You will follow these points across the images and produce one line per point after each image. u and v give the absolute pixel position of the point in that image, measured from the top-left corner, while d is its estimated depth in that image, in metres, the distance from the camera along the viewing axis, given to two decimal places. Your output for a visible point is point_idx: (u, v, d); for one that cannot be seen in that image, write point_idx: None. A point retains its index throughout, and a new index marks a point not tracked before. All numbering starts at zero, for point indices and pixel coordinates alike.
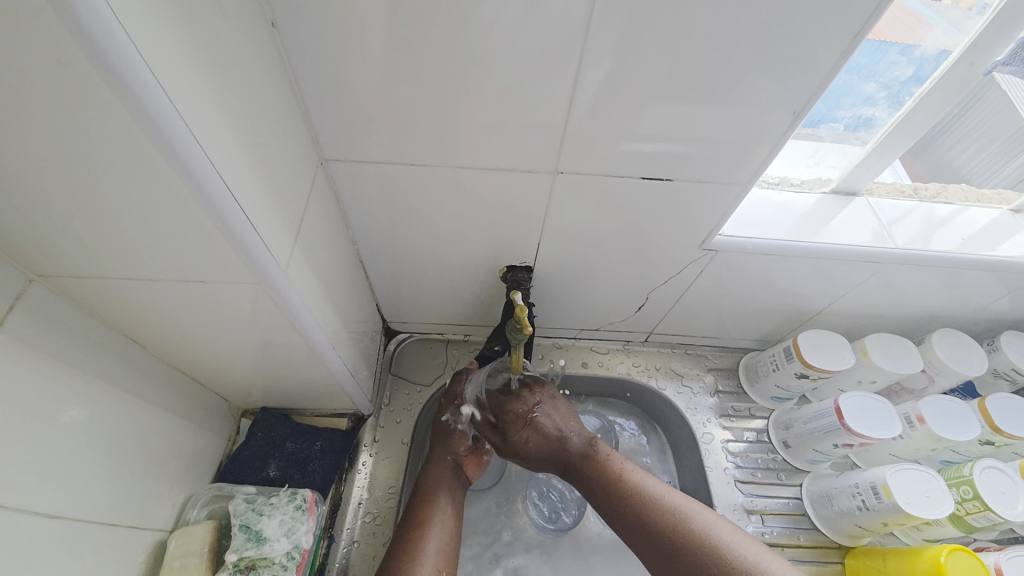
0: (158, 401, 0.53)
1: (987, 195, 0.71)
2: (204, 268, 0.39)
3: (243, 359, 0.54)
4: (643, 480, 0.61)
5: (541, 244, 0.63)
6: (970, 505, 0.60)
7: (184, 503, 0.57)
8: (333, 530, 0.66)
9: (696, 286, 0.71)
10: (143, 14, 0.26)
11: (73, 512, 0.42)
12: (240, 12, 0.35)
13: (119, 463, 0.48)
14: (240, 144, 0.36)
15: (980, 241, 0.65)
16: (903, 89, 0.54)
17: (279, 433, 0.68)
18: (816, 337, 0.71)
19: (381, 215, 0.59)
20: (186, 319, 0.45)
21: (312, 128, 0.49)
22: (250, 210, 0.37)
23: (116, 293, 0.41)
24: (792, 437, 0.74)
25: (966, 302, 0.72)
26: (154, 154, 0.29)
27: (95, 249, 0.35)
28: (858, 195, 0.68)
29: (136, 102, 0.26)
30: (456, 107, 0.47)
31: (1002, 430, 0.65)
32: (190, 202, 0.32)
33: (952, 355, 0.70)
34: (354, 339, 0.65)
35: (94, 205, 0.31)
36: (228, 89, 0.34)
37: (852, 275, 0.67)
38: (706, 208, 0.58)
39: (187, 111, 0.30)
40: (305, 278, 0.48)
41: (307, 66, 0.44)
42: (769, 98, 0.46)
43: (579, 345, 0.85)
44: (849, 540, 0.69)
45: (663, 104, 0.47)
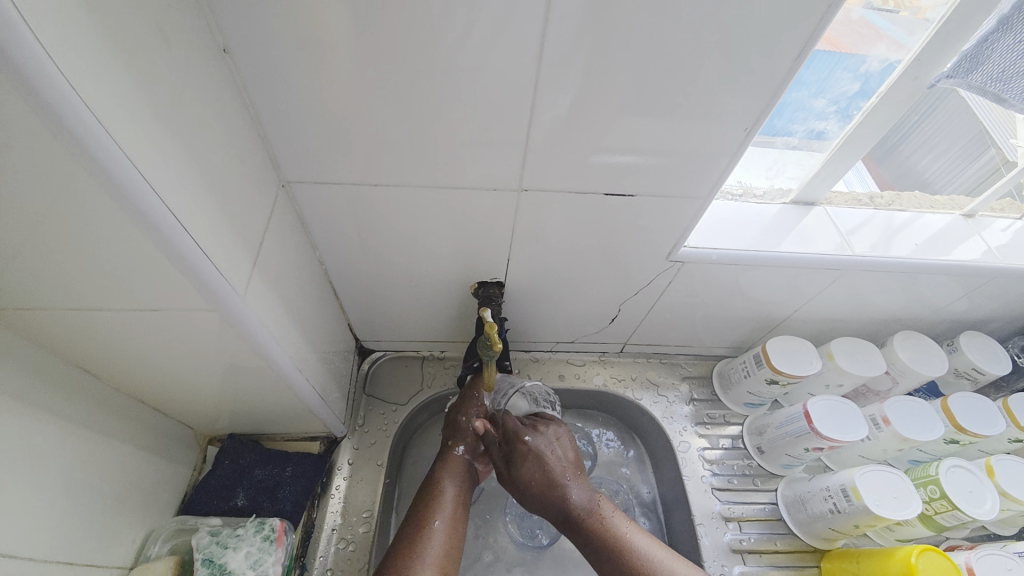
0: (117, 433, 0.51)
1: (940, 201, 0.74)
2: (158, 297, 0.38)
3: (206, 386, 0.53)
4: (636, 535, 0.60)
5: (511, 260, 0.64)
6: (938, 504, 0.62)
7: (145, 539, 0.55)
8: (306, 558, 0.64)
9: (666, 297, 0.72)
10: (79, 44, 0.26)
11: (24, 554, 0.40)
12: (189, 40, 0.35)
13: (74, 499, 0.46)
14: (192, 170, 0.35)
15: (935, 246, 0.68)
16: (851, 104, 0.56)
17: (249, 460, 0.66)
18: (784, 344, 0.72)
19: (348, 234, 0.59)
20: (142, 348, 0.44)
21: (272, 150, 0.48)
22: (203, 236, 0.36)
23: (65, 324, 0.39)
24: (765, 443, 0.75)
25: (925, 304, 0.74)
26: (93, 184, 0.28)
27: (41, 283, 0.34)
28: (817, 204, 0.70)
29: (71, 133, 0.25)
30: (417, 128, 0.47)
31: (966, 429, 0.67)
32: (137, 232, 0.31)
33: (914, 357, 0.72)
34: (324, 360, 0.64)
35: (32, 236, 0.30)
36: (177, 114, 0.34)
37: (816, 282, 0.68)
38: (670, 221, 0.59)
39: (128, 137, 0.29)
40: (267, 302, 0.47)
41: (264, 90, 0.44)
42: (723, 114, 0.48)
43: (555, 358, 0.85)
44: (824, 543, 0.70)
45: (622, 120, 0.48)
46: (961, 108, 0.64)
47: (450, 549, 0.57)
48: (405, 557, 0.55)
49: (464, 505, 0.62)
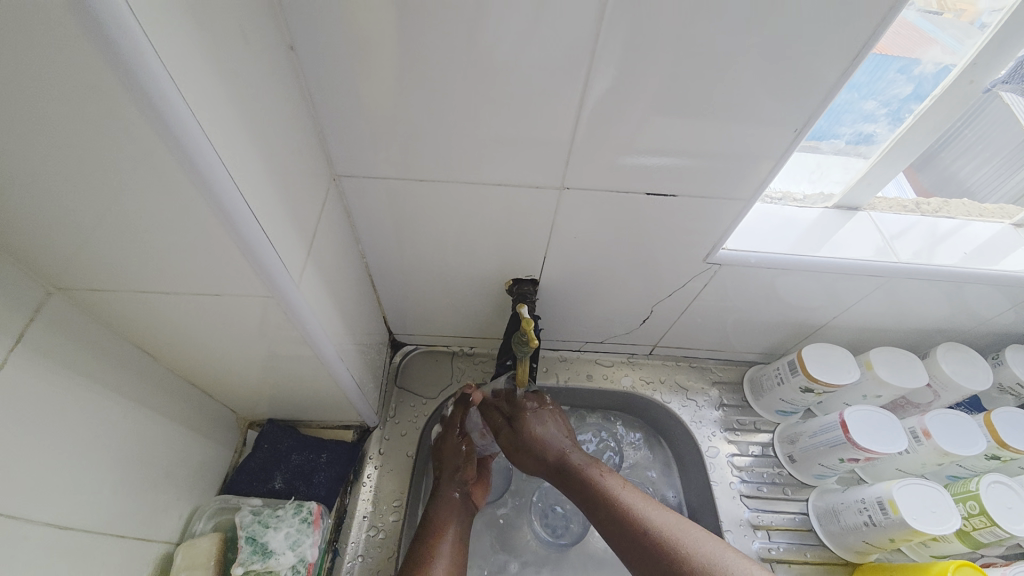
0: (169, 412, 0.53)
1: (988, 210, 0.72)
2: (219, 282, 0.39)
3: (252, 370, 0.55)
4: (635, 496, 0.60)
5: (547, 258, 0.64)
6: (976, 520, 0.60)
7: (190, 515, 0.57)
8: (338, 543, 0.65)
9: (700, 299, 0.71)
10: (172, 40, 0.27)
11: (82, 523, 0.43)
12: (260, 36, 0.37)
13: (128, 472, 0.48)
14: (260, 162, 0.37)
15: (983, 256, 0.66)
16: (903, 106, 0.55)
17: (286, 445, 0.68)
18: (821, 352, 0.71)
19: (390, 229, 0.60)
20: (198, 331, 0.46)
21: (325, 144, 0.50)
22: (267, 227, 0.38)
23: (133, 306, 0.41)
24: (798, 451, 0.74)
25: (971, 316, 0.72)
26: (178, 172, 0.30)
27: (118, 263, 0.36)
28: (860, 210, 0.69)
29: (164, 124, 0.27)
30: (465, 125, 0.48)
31: (1009, 445, 0.65)
32: (209, 218, 0.33)
33: (957, 370, 0.70)
34: (362, 351, 0.66)
35: (116, 219, 0.32)
36: (250, 109, 0.35)
37: (857, 289, 0.67)
38: (709, 223, 0.59)
39: (211, 129, 0.31)
40: (316, 292, 0.49)
41: (322, 86, 0.45)
42: (773, 116, 0.47)
43: (583, 358, 0.85)
44: (856, 556, 0.68)
45: (670, 121, 0.48)
46: (1006, 117, 0.62)
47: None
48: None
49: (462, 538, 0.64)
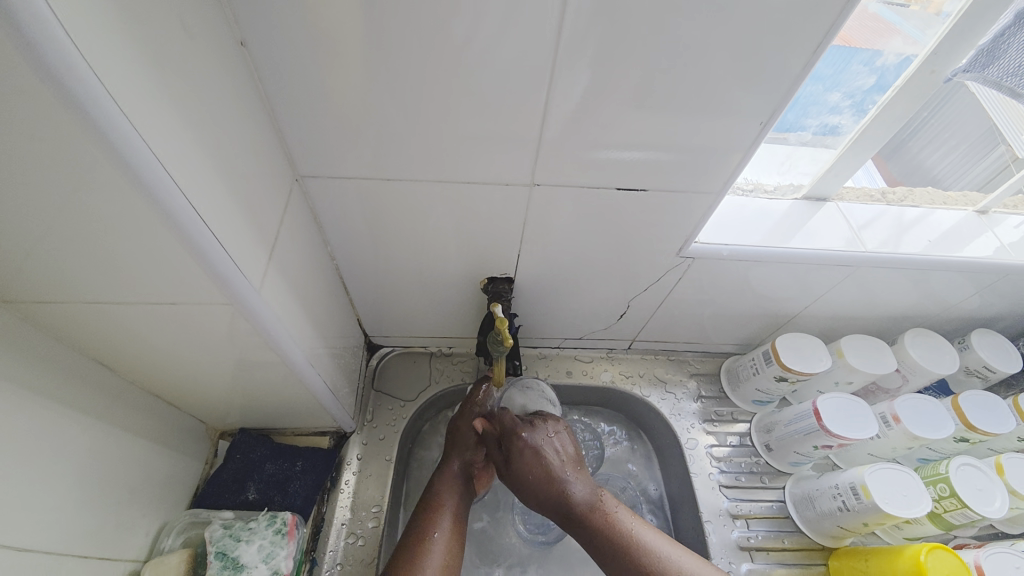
0: (131, 426, 0.51)
1: (952, 198, 0.74)
2: (173, 291, 0.38)
3: (219, 380, 0.53)
4: (646, 534, 0.60)
5: (521, 256, 0.64)
6: (947, 503, 0.62)
7: (158, 531, 0.56)
8: (316, 553, 0.64)
9: (675, 293, 0.72)
10: (102, 37, 0.26)
11: (42, 544, 0.41)
12: (207, 33, 0.35)
13: (88, 490, 0.46)
14: (210, 165, 0.36)
15: (947, 243, 0.67)
16: (867, 98, 0.55)
17: (259, 454, 0.66)
18: (794, 341, 0.72)
19: (359, 230, 0.59)
20: (156, 341, 0.44)
21: (286, 145, 0.48)
22: (221, 232, 0.37)
23: (84, 318, 0.39)
24: (774, 440, 0.75)
25: (937, 302, 0.74)
26: (118, 178, 0.28)
27: (61, 274, 0.34)
28: (828, 201, 0.70)
29: (97, 127, 0.26)
30: (430, 123, 0.47)
31: (976, 427, 0.67)
32: (154, 224, 0.31)
33: (924, 355, 0.72)
34: (335, 355, 0.65)
35: (56, 228, 0.30)
36: (197, 109, 0.34)
37: (827, 279, 0.68)
38: (681, 218, 0.59)
39: (151, 132, 0.29)
40: (281, 298, 0.47)
41: (279, 85, 0.44)
42: (739, 109, 0.47)
43: (563, 354, 0.85)
44: (831, 540, 0.70)
45: (637, 115, 0.48)
46: (973, 103, 0.64)
47: (450, 560, 0.58)
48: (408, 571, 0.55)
49: (461, 514, 0.63)
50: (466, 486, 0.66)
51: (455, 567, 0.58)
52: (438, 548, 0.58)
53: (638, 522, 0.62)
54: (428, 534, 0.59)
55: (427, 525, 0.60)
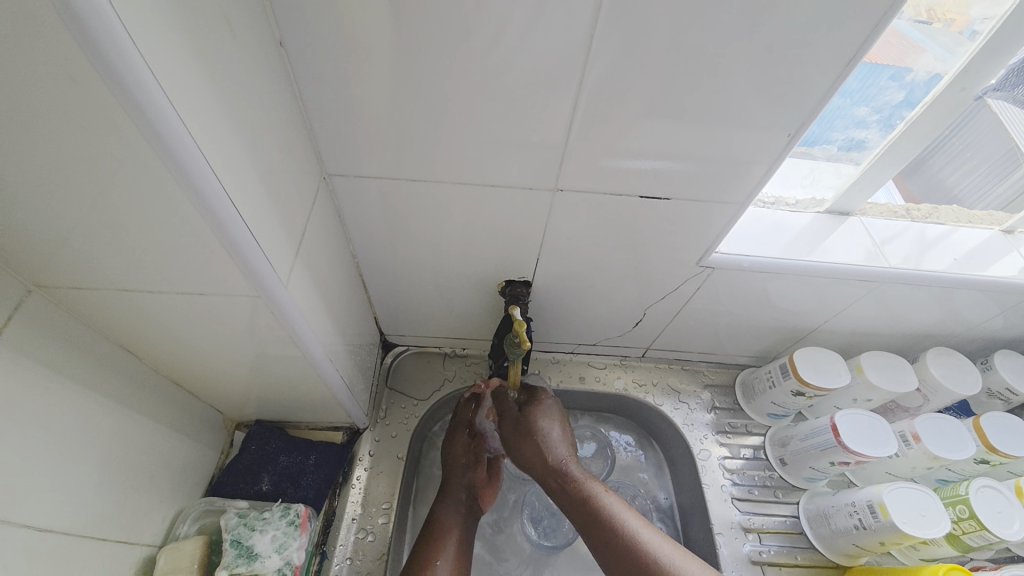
0: (153, 413, 0.52)
1: (978, 215, 0.73)
2: (203, 281, 0.39)
3: (239, 371, 0.54)
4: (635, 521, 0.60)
5: (540, 260, 0.64)
6: (966, 524, 0.60)
7: (174, 518, 0.57)
8: (326, 546, 0.65)
9: (693, 302, 0.71)
10: (153, 32, 0.26)
11: (63, 526, 0.42)
12: (248, 32, 0.36)
13: (110, 475, 0.47)
14: (246, 160, 0.36)
15: (972, 262, 0.66)
16: (894, 113, 0.55)
17: (274, 446, 0.67)
18: (813, 356, 0.71)
19: (381, 228, 0.59)
20: (182, 330, 0.45)
21: (315, 142, 0.49)
22: (253, 224, 0.37)
23: (116, 304, 0.40)
24: (789, 455, 0.74)
25: (961, 320, 0.73)
26: (161, 169, 0.29)
27: (99, 261, 0.35)
28: (851, 214, 0.69)
29: (145, 120, 0.26)
30: (457, 125, 0.48)
31: (997, 449, 0.65)
32: (193, 215, 0.32)
33: (947, 374, 0.71)
34: (352, 352, 0.65)
35: (98, 215, 0.31)
36: (237, 106, 0.35)
37: (848, 293, 0.67)
38: (703, 226, 0.59)
39: (195, 126, 0.30)
40: (305, 292, 0.48)
41: (311, 83, 0.44)
42: (767, 121, 0.47)
43: (576, 360, 0.85)
44: (846, 559, 0.69)
45: (663, 124, 0.48)
46: (994, 126, 0.62)
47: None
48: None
49: (467, 542, 0.65)
50: (469, 510, 0.68)
51: None
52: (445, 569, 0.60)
53: (625, 506, 0.61)
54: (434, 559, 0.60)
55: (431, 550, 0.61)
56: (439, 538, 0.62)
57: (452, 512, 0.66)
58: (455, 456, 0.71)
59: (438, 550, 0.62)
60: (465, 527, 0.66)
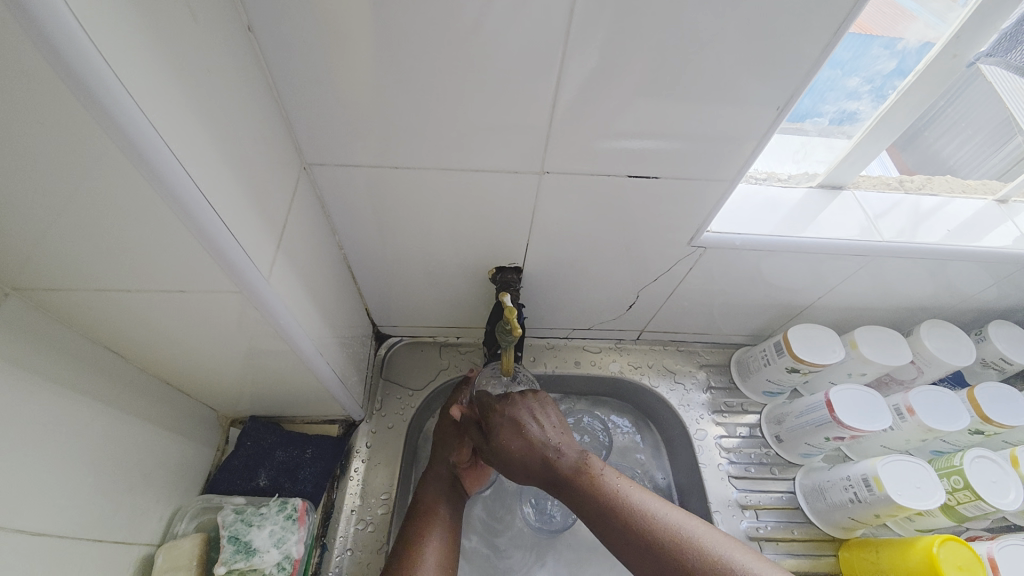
0: (144, 414, 0.52)
1: (971, 186, 0.72)
2: (184, 278, 0.38)
3: (229, 367, 0.53)
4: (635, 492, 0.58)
5: (530, 246, 0.63)
6: (962, 495, 0.61)
7: (172, 516, 0.57)
8: (326, 538, 0.65)
9: (686, 283, 0.71)
10: (105, 18, 0.25)
11: (56, 529, 0.41)
12: (212, 16, 0.35)
13: (103, 477, 0.46)
14: (217, 152, 0.35)
15: (967, 233, 0.66)
16: (887, 83, 0.54)
17: (270, 442, 0.67)
18: (807, 332, 0.71)
19: (367, 218, 0.58)
20: (167, 328, 0.44)
21: (292, 132, 0.48)
22: (228, 217, 0.36)
23: (95, 305, 0.40)
24: (785, 431, 0.75)
25: (954, 292, 0.72)
26: (126, 164, 0.28)
27: (71, 261, 0.34)
28: (844, 188, 0.68)
29: (104, 113, 0.25)
30: (439, 110, 0.47)
31: (992, 420, 0.66)
32: (164, 211, 0.31)
33: (940, 346, 0.71)
34: (343, 345, 0.65)
35: (68, 214, 0.30)
36: (205, 96, 0.34)
37: (842, 268, 0.67)
38: (694, 205, 0.58)
39: (158, 118, 0.29)
40: (289, 285, 0.47)
41: (286, 70, 0.43)
42: (755, 95, 0.46)
43: (571, 345, 0.85)
44: (842, 532, 0.69)
45: (649, 102, 0.46)
46: (990, 94, 0.62)
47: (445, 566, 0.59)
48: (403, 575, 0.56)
49: (453, 519, 0.64)
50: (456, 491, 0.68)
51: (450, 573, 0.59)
52: (434, 547, 0.60)
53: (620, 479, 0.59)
54: (422, 539, 0.60)
55: (421, 532, 0.61)
56: (427, 518, 0.62)
57: (438, 492, 0.66)
58: (444, 440, 0.71)
59: (427, 530, 0.61)
60: (450, 504, 0.66)
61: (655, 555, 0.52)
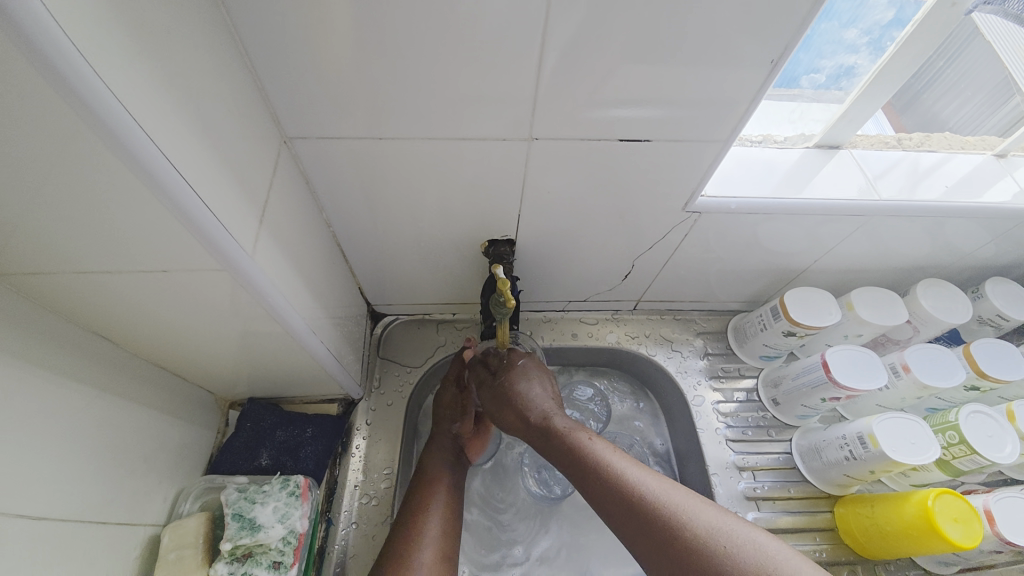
0: (138, 398, 0.51)
1: (970, 142, 0.70)
2: (164, 257, 0.37)
3: (223, 349, 0.53)
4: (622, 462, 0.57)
5: (522, 217, 0.62)
6: (957, 449, 0.62)
7: (176, 497, 0.57)
8: (331, 513, 0.66)
9: (682, 250, 0.70)
10: None
11: (58, 513, 0.41)
12: None
13: (101, 461, 0.47)
14: (188, 123, 0.34)
15: (965, 189, 0.65)
16: (885, 34, 0.52)
17: (269, 422, 0.67)
18: (804, 295, 0.71)
19: (354, 193, 0.57)
20: (153, 311, 0.44)
21: (269, 104, 0.46)
22: (204, 191, 0.35)
23: (77, 288, 0.39)
24: (781, 394, 0.75)
25: (952, 251, 0.72)
26: (86, 132, 0.27)
27: (44, 244, 0.33)
28: (841, 148, 0.67)
29: (58, 75, 0.24)
30: (420, 78, 0.45)
31: (987, 375, 0.66)
32: (132, 182, 0.30)
33: (937, 305, 0.71)
34: (337, 324, 0.64)
35: (34, 192, 0.29)
36: (169, 65, 0.32)
37: (838, 230, 0.66)
38: (687, 168, 0.56)
39: (118, 83, 0.27)
40: (276, 263, 0.47)
41: (257, 39, 0.41)
42: (750, 52, 0.44)
43: (567, 317, 0.85)
44: (837, 489, 0.70)
45: (639, 63, 0.45)
46: (988, 53, 0.61)
47: (447, 533, 0.60)
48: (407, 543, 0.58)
49: (457, 488, 0.65)
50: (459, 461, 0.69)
51: (451, 538, 0.60)
52: (437, 513, 0.61)
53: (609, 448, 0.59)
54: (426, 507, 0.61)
55: (422, 500, 0.62)
56: (429, 485, 0.64)
57: (443, 461, 0.67)
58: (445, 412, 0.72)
59: (430, 498, 0.63)
60: (455, 473, 0.67)
61: (640, 522, 0.52)
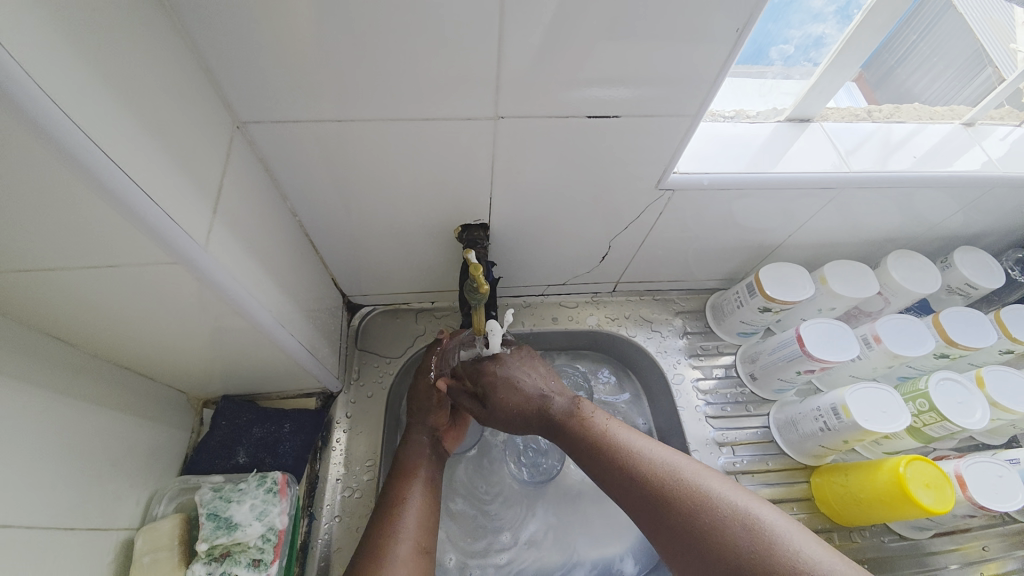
0: (102, 400, 0.50)
1: (938, 112, 0.71)
2: (110, 252, 0.35)
3: (188, 347, 0.52)
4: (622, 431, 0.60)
5: (493, 201, 0.61)
6: (927, 416, 0.63)
7: (149, 499, 0.56)
8: (313, 507, 0.66)
9: (658, 230, 0.70)
10: None
11: (20, 522, 0.40)
12: None
13: (65, 466, 0.45)
14: (122, 108, 0.32)
15: (935, 159, 0.65)
16: (852, 2, 0.52)
17: (245, 419, 0.66)
18: (778, 271, 0.71)
19: (318, 181, 0.55)
20: (108, 309, 0.42)
21: (219, 88, 0.44)
22: (146, 181, 0.33)
23: (18, 288, 0.37)
24: (758, 369, 0.76)
25: (921, 222, 0.73)
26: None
27: None
28: (812, 121, 0.67)
29: None
30: (377, 57, 0.43)
31: (956, 342, 0.68)
32: (62, 171, 0.28)
33: (907, 276, 0.72)
34: (309, 317, 0.63)
35: None
36: (96, 44, 0.30)
37: (810, 205, 0.66)
38: (658, 145, 0.55)
39: (33, 63, 0.26)
40: (236, 256, 0.45)
41: (199, 18, 0.39)
42: (716, 24, 0.43)
43: (547, 302, 0.84)
44: (813, 459, 0.72)
45: (603, 37, 0.43)
46: (959, 27, 0.64)
47: (423, 526, 0.60)
48: (384, 536, 0.58)
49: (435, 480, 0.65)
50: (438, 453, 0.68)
51: (428, 531, 0.60)
52: (413, 507, 0.61)
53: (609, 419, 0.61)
54: (402, 500, 0.61)
55: (400, 493, 0.62)
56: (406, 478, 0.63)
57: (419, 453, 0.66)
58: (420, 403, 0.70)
59: (406, 491, 0.62)
60: (434, 465, 0.66)
61: (645, 489, 0.54)
